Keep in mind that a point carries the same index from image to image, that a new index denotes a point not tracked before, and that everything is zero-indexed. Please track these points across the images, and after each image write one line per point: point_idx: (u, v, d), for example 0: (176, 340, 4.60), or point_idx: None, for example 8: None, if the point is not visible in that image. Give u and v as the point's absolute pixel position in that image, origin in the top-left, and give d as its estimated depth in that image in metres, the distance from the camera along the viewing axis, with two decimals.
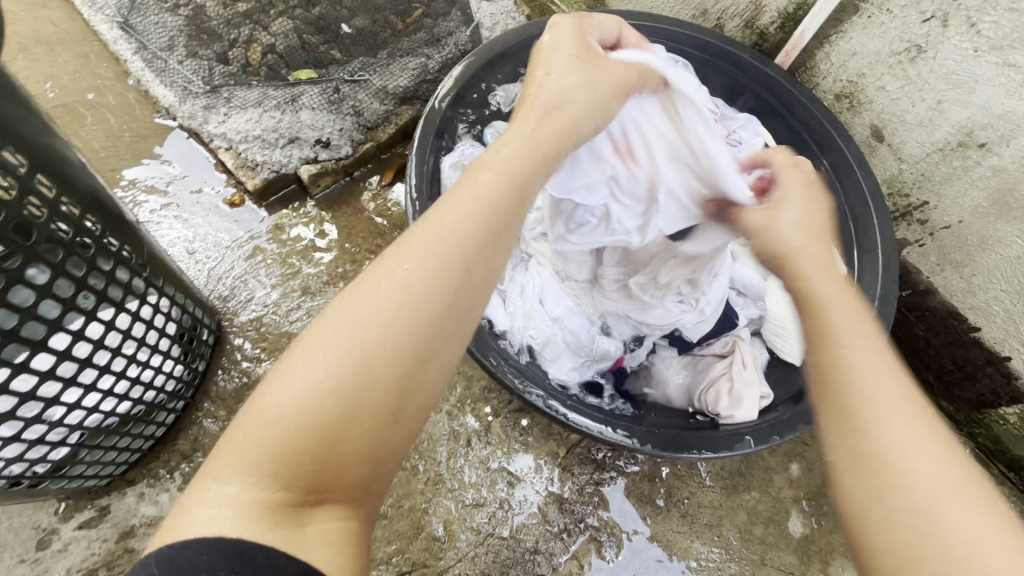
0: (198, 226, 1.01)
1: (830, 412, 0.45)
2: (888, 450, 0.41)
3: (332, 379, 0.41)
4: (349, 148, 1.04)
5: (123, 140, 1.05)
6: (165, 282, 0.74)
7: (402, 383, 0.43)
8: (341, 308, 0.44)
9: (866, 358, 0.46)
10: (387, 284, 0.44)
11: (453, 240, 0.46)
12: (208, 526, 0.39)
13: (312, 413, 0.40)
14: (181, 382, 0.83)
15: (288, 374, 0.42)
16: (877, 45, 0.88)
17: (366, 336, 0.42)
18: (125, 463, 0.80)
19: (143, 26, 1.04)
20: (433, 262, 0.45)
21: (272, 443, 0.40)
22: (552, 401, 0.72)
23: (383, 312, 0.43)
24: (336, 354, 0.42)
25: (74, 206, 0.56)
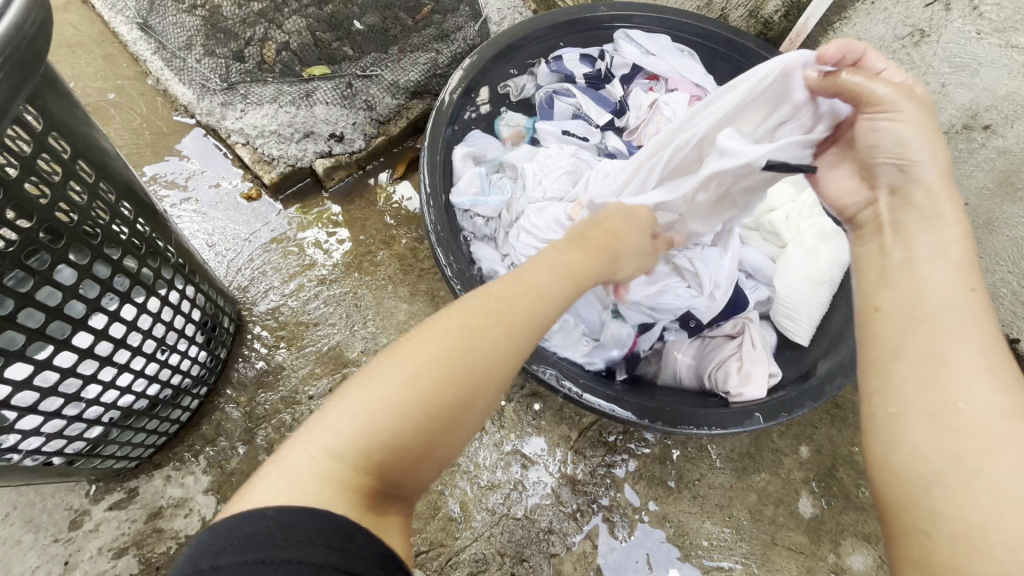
0: (217, 220, 1.04)
1: (914, 360, 0.43)
2: (979, 418, 0.39)
3: (420, 387, 0.44)
4: (362, 142, 1.07)
5: (144, 138, 1.09)
6: (191, 269, 0.77)
7: (472, 406, 0.46)
8: (431, 326, 0.48)
9: (970, 315, 0.43)
10: (469, 316, 0.48)
11: (534, 292, 0.53)
12: (297, 496, 0.39)
13: (421, 413, 0.43)
14: (204, 368, 0.86)
15: (384, 374, 0.44)
16: (881, 30, 0.90)
17: (452, 357, 0.45)
18: (153, 446, 0.83)
19: (162, 27, 1.07)
20: (527, 319, 0.51)
21: (355, 430, 0.42)
22: (565, 380, 0.74)
23: (486, 340, 0.47)
24: (428, 365, 0.44)
25: (110, 194, 0.59)
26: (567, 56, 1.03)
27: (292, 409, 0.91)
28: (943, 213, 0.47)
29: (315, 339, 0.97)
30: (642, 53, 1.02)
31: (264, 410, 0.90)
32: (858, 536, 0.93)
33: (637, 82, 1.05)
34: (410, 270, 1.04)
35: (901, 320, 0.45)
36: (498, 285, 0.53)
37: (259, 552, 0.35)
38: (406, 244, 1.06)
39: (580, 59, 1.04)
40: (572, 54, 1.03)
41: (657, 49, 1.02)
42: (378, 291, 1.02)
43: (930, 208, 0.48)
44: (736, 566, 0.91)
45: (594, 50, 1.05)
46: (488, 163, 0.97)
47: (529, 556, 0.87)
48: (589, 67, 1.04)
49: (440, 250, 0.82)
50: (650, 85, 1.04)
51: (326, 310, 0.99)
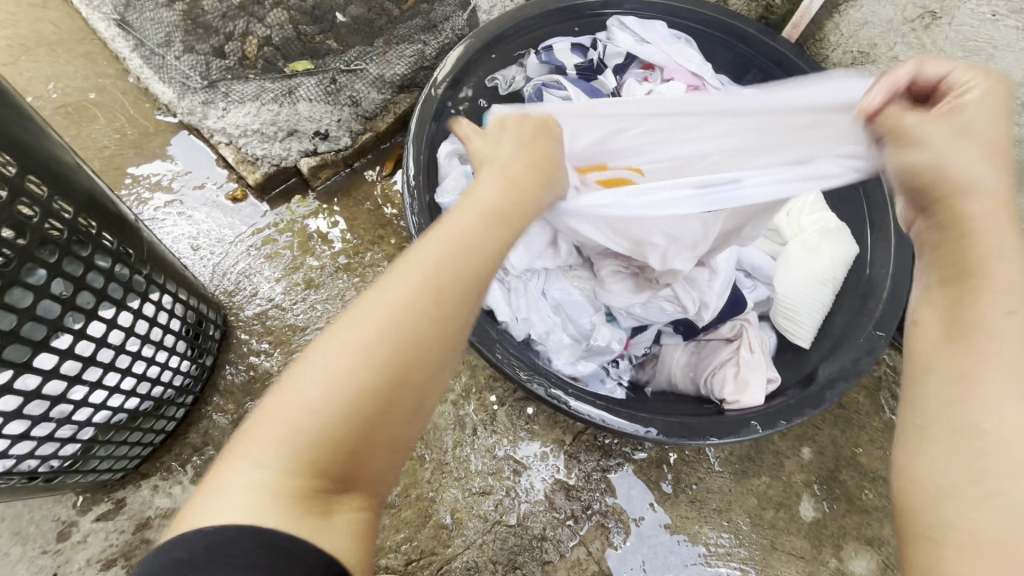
0: (202, 222, 1.02)
1: (939, 375, 0.40)
2: (1007, 438, 0.36)
3: (356, 372, 0.39)
4: (348, 138, 1.04)
5: (126, 139, 1.06)
6: (167, 278, 0.76)
7: (415, 381, 0.42)
8: (361, 302, 0.42)
9: (1022, 334, 0.38)
10: (399, 288, 0.42)
11: (468, 232, 0.46)
12: (242, 512, 0.37)
13: (342, 405, 0.39)
14: (189, 377, 0.85)
15: (308, 366, 0.40)
16: (890, 12, 0.85)
17: (391, 334, 0.41)
18: (138, 456, 0.82)
19: (139, 22, 1.02)
20: (437, 274, 0.43)
21: (286, 429, 0.39)
22: (553, 389, 0.71)
23: (409, 310, 0.41)
24: (354, 351, 0.40)
25: (69, 210, 0.57)
26: (556, 47, 0.98)
27: None
28: (974, 271, 0.40)
29: (303, 344, 0.95)
30: (636, 41, 0.98)
31: None
32: (861, 540, 0.91)
33: (632, 72, 1.00)
34: None
35: (937, 336, 0.41)
36: (426, 233, 0.46)
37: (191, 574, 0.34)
38: (396, 244, 1.03)
39: (571, 49, 1.00)
40: (563, 43, 0.99)
41: (653, 37, 0.97)
42: None
43: (956, 259, 0.41)
44: (734, 571, 0.89)
45: (586, 38, 1.00)
46: (475, 160, 0.91)
47: (522, 564, 0.85)
48: (581, 58, 1.00)
49: None
50: (644, 75, 0.99)
51: (314, 313, 0.97)
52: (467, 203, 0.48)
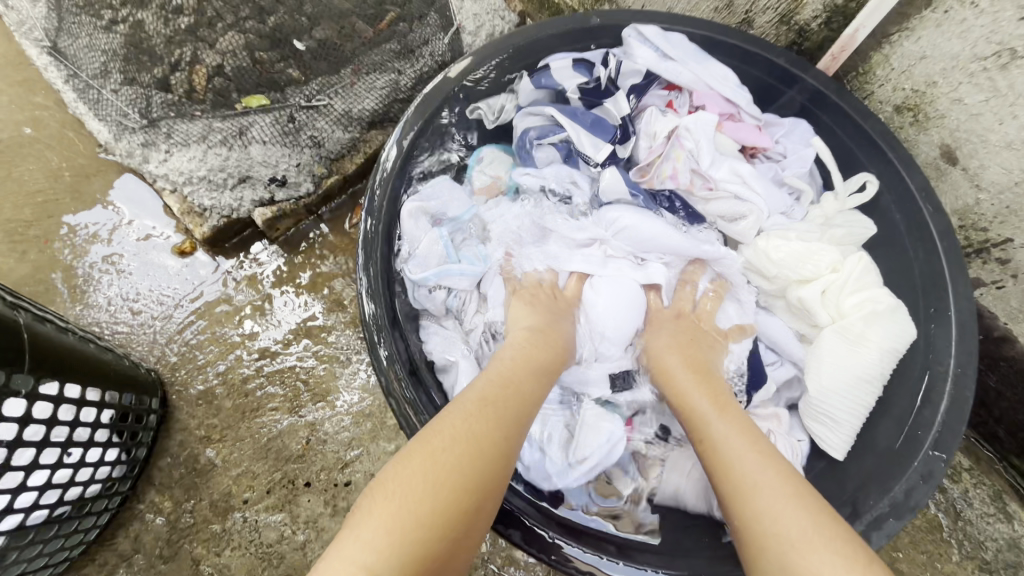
0: (145, 281, 0.90)
1: (725, 494, 0.52)
2: (772, 518, 0.48)
3: (443, 501, 0.47)
4: (311, 184, 0.91)
5: (63, 181, 0.94)
6: (83, 393, 0.65)
7: (480, 513, 0.49)
8: (436, 433, 0.51)
9: (762, 459, 0.53)
10: (458, 413, 0.54)
11: (511, 371, 0.61)
12: None
13: (433, 520, 0.46)
14: (111, 479, 0.72)
15: (398, 482, 0.47)
16: (955, 47, 0.69)
17: (469, 467, 0.49)
18: (52, 574, 0.70)
19: (74, 50, 0.89)
20: (495, 396, 0.57)
21: (394, 544, 0.43)
22: (541, 527, 0.61)
23: (474, 430, 0.52)
24: (449, 464, 0.49)
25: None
26: (556, 66, 0.81)
27: (224, 518, 0.77)
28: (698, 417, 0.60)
29: (253, 427, 0.82)
30: (658, 57, 0.80)
31: (189, 518, 0.77)
32: None
33: (653, 94, 0.86)
34: None
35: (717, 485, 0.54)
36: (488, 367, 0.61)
37: None
38: None
39: (573, 66, 0.82)
40: (563, 61, 0.82)
41: (676, 53, 0.79)
42: (328, 366, 0.87)
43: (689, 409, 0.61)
44: None
45: (594, 55, 0.82)
46: (451, 222, 0.81)
47: None
48: (585, 77, 0.83)
49: (369, 313, 0.68)
50: (669, 97, 0.85)
51: (268, 389, 0.85)
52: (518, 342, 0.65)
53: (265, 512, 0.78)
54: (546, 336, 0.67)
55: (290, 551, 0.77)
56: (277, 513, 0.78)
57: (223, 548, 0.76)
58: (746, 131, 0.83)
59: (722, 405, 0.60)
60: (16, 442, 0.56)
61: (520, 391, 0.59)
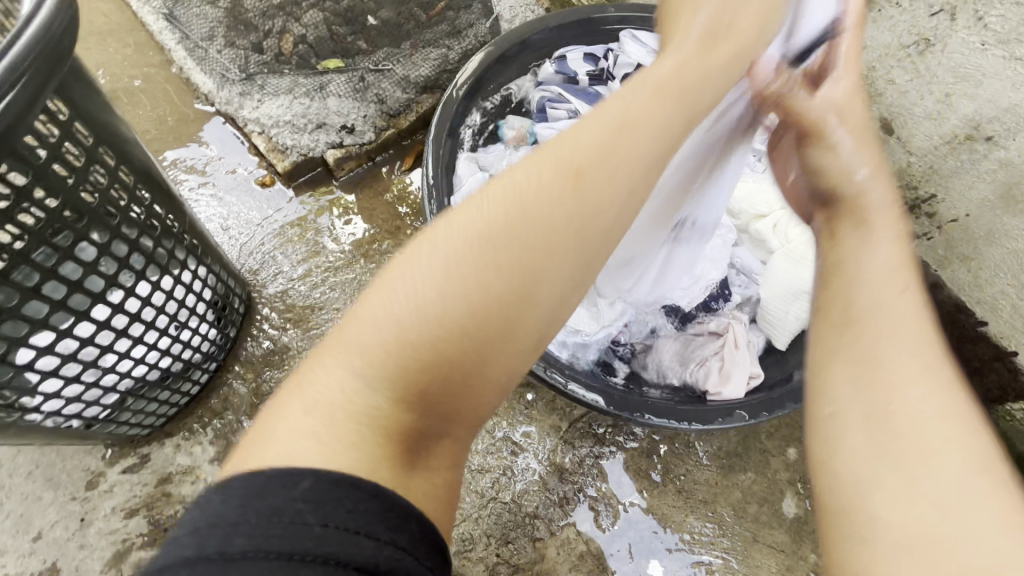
0: (232, 205, 1.09)
1: (842, 358, 0.44)
2: (912, 419, 0.39)
3: (495, 297, 0.39)
4: (372, 134, 1.10)
5: (166, 124, 1.14)
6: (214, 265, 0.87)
7: (558, 301, 0.42)
8: (509, 222, 0.39)
9: (899, 309, 0.44)
10: (530, 176, 0.41)
11: (608, 143, 0.43)
12: (295, 450, 0.36)
13: (446, 317, 0.38)
14: (215, 345, 0.92)
15: (428, 258, 0.39)
16: (887, 37, 0.90)
17: (540, 262, 0.40)
18: (164, 416, 0.88)
19: (186, 18, 1.11)
20: (567, 174, 0.41)
21: (387, 344, 0.38)
22: (555, 371, 0.77)
23: (524, 220, 0.40)
24: (461, 252, 0.39)
25: (128, 177, 0.65)
26: (570, 56, 1.02)
27: None
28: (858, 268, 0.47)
29: (320, 322, 1.01)
30: (646, 52, 1.00)
31: (268, 387, 0.95)
32: None
33: None
34: None
35: (820, 282, 0.50)
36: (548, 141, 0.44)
37: (242, 508, 0.32)
38: (411, 235, 1.09)
39: (583, 59, 1.03)
40: (576, 53, 1.03)
41: None
42: None
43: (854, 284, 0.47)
44: (717, 560, 0.93)
45: (599, 49, 1.03)
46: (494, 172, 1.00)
47: (514, 538, 0.90)
48: (592, 67, 1.03)
49: None
50: None
51: (331, 295, 1.03)
52: (601, 109, 0.45)
53: None
54: (650, 142, 0.45)
55: None
56: None
57: None
58: None
59: (900, 238, 0.49)
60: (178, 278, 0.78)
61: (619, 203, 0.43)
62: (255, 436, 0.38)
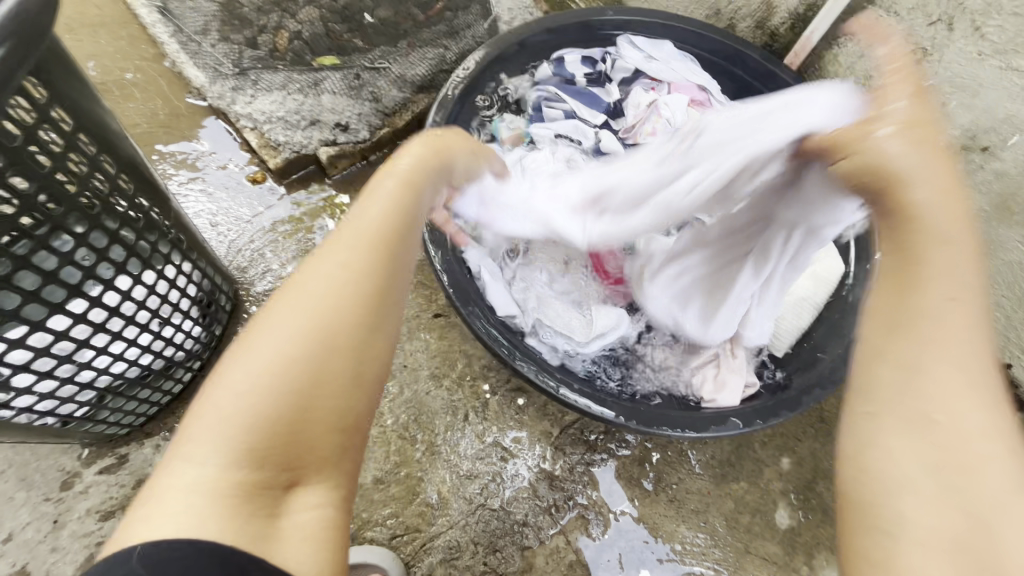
0: (222, 201, 1.07)
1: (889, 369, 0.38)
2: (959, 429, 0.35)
3: (291, 351, 0.39)
4: (366, 133, 1.11)
5: (157, 118, 1.12)
6: (200, 261, 0.85)
7: (345, 339, 0.41)
8: (281, 296, 0.41)
9: (959, 312, 0.38)
10: (341, 254, 0.43)
11: (379, 217, 0.46)
12: (184, 523, 0.36)
13: (279, 386, 0.38)
14: (199, 343, 0.89)
15: (267, 330, 0.40)
16: None
17: (315, 314, 0.40)
18: (144, 415, 0.86)
19: (178, 9, 1.06)
20: (369, 243, 0.44)
21: (229, 419, 0.38)
22: (546, 376, 0.76)
23: (338, 288, 0.41)
24: (289, 329, 0.40)
25: (109, 166, 0.63)
26: (568, 58, 1.03)
27: None
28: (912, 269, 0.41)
29: None
30: (644, 58, 1.03)
31: None
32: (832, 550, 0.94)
33: (639, 84, 1.04)
34: None
35: (886, 284, 0.42)
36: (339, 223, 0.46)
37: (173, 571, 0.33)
38: None
39: (581, 61, 1.04)
40: (574, 55, 1.04)
41: (661, 55, 1.03)
42: None
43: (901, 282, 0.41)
44: (708, 571, 0.92)
45: (597, 52, 1.05)
46: None
47: (502, 547, 0.88)
48: (590, 69, 1.05)
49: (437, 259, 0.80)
50: (652, 86, 1.03)
51: None
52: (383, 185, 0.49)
53: None
54: (388, 219, 0.46)
55: None
56: None
57: None
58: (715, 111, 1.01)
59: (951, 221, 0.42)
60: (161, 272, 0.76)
61: (378, 244, 0.44)
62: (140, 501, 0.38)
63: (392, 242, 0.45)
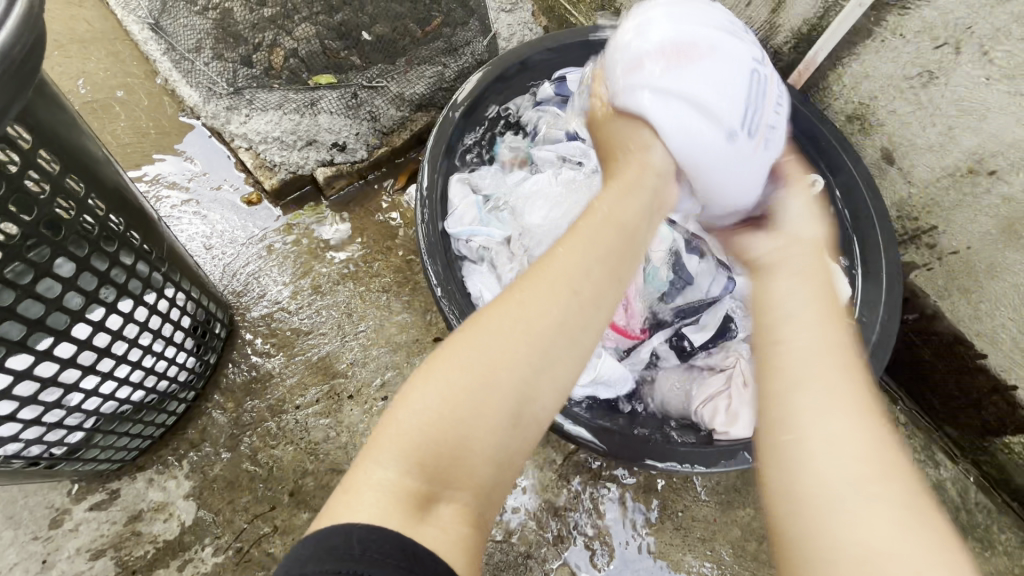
0: (216, 223, 1.04)
1: (780, 389, 0.51)
2: (822, 444, 0.46)
3: (474, 382, 0.45)
4: (365, 152, 1.07)
5: (148, 137, 1.09)
6: (193, 290, 0.83)
7: (519, 378, 0.46)
8: (475, 327, 0.47)
9: (818, 379, 0.50)
10: (525, 297, 0.48)
11: (568, 267, 0.49)
12: (369, 511, 0.42)
13: (458, 411, 0.44)
14: (192, 374, 0.87)
15: (458, 356, 0.46)
16: (890, 68, 0.89)
17: (502, 349, 0.46)
18: (137, 449, 0.84)
19: (172, 28, 1.07)
20: (548, 293, 0.48)
21: (417, 433, 0.44)
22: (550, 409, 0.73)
23: (515, 330, 0.46)
24: (479, 357, 0.46)
25: (101, 205, 0.60)
26: (570, 78, 0.99)
27: (278, 417, 0.91)
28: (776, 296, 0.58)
29: (305, 348, 0.97)
30: None
31: (249, 417, 0.90)
32: None
33: None
34: (406, 282, 1.04)
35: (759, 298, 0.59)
36: (530, 266, 0.51)
37: (337, 563, 0.38)
38: (403, 256, 1.06)
39: None
40: (576, 74, 1.00)
41: None
42: (369, 302, 1.01)
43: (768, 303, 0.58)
44: None
45: None
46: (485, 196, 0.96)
47: None
48: None
49: (439, 286, 0.81)
50: None
51: (318, 319, 0.99)
52: (580, 227, 0.52)
53: (315, 416, 0.92)
54: (576, 264, 0.50)
55: (333, 449, 0.90)
56: (325, 417, 0.92)
57: (277, 442, 0.89)
58: None
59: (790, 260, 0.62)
60: (153, 307, 0.74)
61: (581, 293, 0.49)
62: (342, 489, 0.44)
63: (590, 296, 0.49)
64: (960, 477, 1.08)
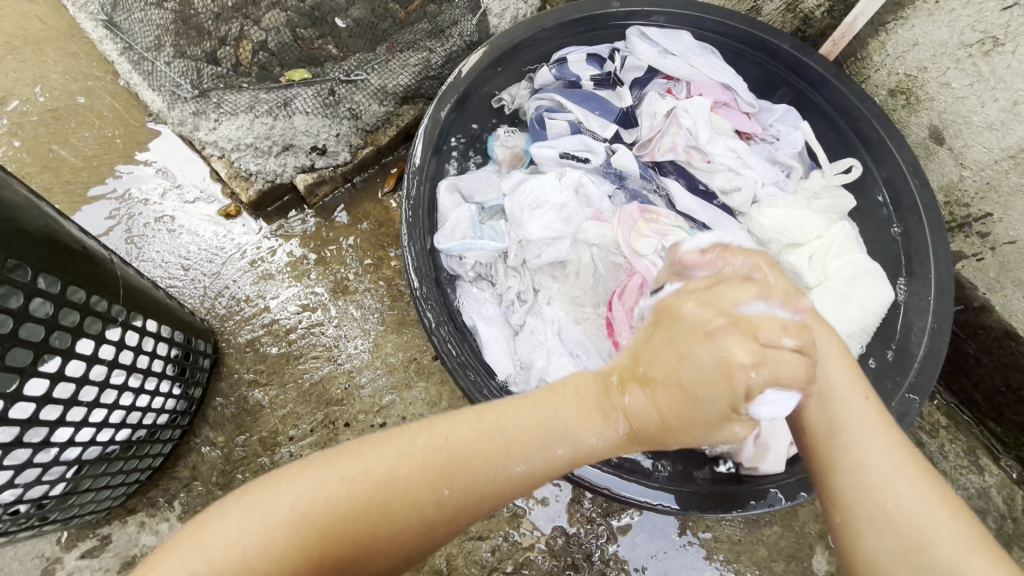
0: (193, 241, 0.97)
1: (818, 457, 0.51)
2: (906, 509, 0.46)
3: (344, 516, 0.43)
4: (347, 154, 0.99)
5: (114, 147, 1.01)
6: (159, 329, 0.74)
7: (389, 537, 0.44)
8: (372, 452, 0.45)
9: (862, 427, 0.50)
10: (437, 465, 0.45)
11: (490, 446, 0.45)
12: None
13: (319, 539, 0.42)
14: (175, 413, 0.81)
15: (342, 478, 0.44)
16: (944, 34, 0.76)
17: (392, 505, 0.44)
18: (123, 494, 0.79)
19: (128, 24, 0.94)
20: (460, 469, 0.45)
21: (266, 533, 0.41)
22: None
23: (404, 491, 0.44)
24: (367, 493, 0.44)
25: (24, 270, 0.51)
26: (571, 58, 0.87)
27: (272, 452, 0.86)
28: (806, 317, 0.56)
29: (296, 374, 0.91)
30: (659, 53, 0.88)
31: (241, 452, 0.86)
32: None
33: (654, 83, 0.93)
34: (399, 295, 0.96)
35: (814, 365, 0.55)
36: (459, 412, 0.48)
37: None
38: (396, 266, 0.98)
39: (587, 60, 0.88)
40: (579, 53, 0.88)
41: (676, 48, 0.87)
42: (360, 319, 0.94)
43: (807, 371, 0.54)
44: None
45: (604, 48, 0.89)
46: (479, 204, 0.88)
47: None
48: (597, 70, 0.89)
49: (430, 316, 0.73)
50: (667, 86, 0.92)
51: (307, 342, 0.92)
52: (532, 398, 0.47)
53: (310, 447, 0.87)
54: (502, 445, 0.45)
55: None
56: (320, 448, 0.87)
57: None
58: (736, 117, 0.90)
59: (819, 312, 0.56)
60: (113, 362, 0.65)
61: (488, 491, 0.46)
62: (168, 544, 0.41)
63: (492, 493, 0.46)
64: (1006, 480, 1.00)
